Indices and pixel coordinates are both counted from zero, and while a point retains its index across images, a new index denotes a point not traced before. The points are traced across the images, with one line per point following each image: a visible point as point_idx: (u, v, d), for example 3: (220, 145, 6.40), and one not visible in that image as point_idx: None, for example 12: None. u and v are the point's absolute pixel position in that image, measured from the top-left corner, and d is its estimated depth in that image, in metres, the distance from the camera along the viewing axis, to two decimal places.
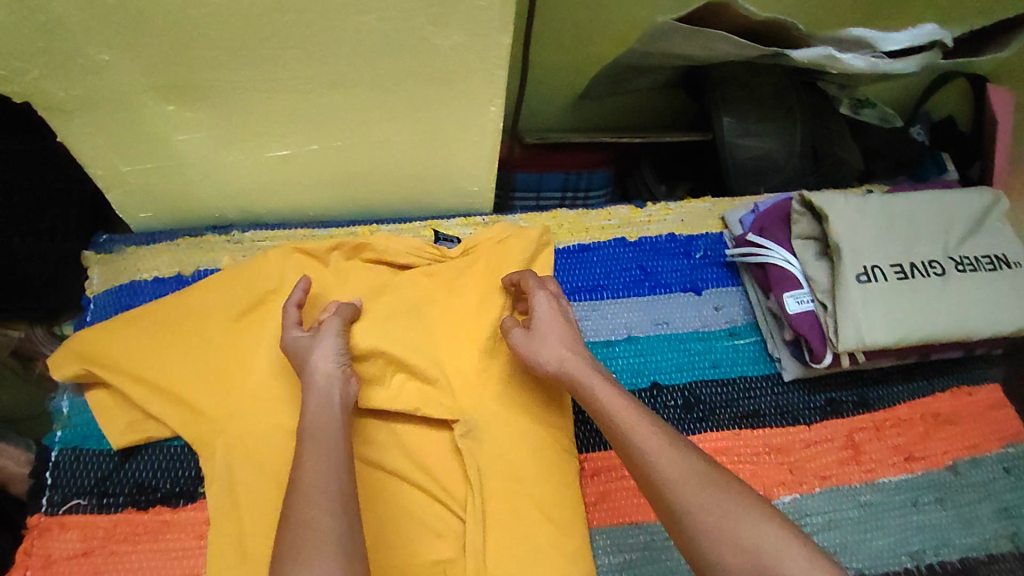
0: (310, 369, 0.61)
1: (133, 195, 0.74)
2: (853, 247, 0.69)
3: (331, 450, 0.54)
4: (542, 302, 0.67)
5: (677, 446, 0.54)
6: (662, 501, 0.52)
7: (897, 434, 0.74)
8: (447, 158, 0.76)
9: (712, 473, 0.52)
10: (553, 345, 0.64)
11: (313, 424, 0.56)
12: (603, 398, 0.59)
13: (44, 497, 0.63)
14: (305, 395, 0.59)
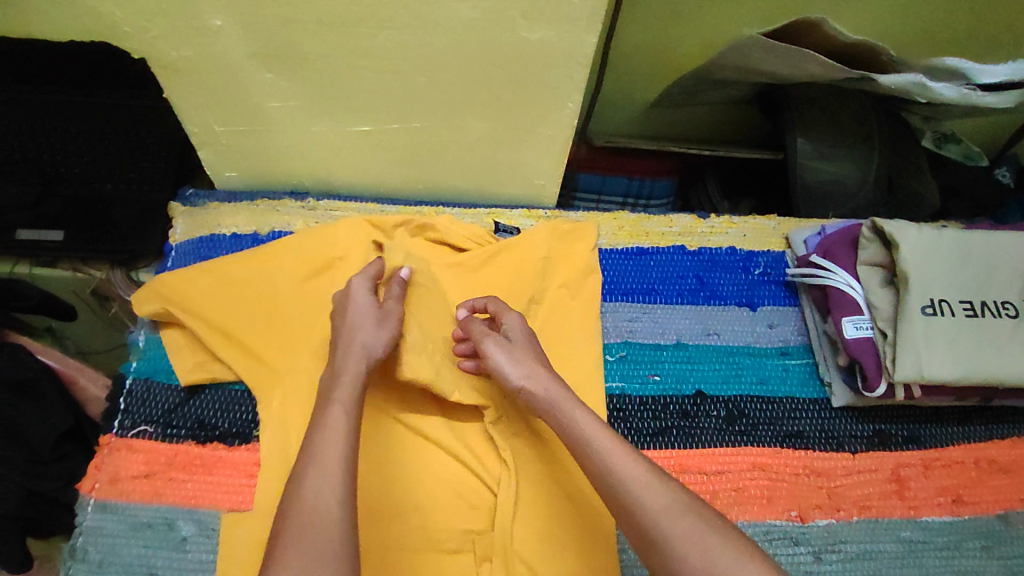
0: (351, 342, 0.61)
1: (222, 155, 0.78)
2: (920, 278, 0.68)
3: (348, 423, 0.54)
4: (511, 319, 0.67)
5: (659, 478, 0.52)
6: (642, 537, 0.50)
7: (946, 475, 0.72)
8: (518, 149, 0.78)
9: (695, 510, 0.49)
10: (521, 362, 0.63)
11: (340, 392, 0.57)
12: (581, 422, 0.57)
13: (117, 420, 0.67)
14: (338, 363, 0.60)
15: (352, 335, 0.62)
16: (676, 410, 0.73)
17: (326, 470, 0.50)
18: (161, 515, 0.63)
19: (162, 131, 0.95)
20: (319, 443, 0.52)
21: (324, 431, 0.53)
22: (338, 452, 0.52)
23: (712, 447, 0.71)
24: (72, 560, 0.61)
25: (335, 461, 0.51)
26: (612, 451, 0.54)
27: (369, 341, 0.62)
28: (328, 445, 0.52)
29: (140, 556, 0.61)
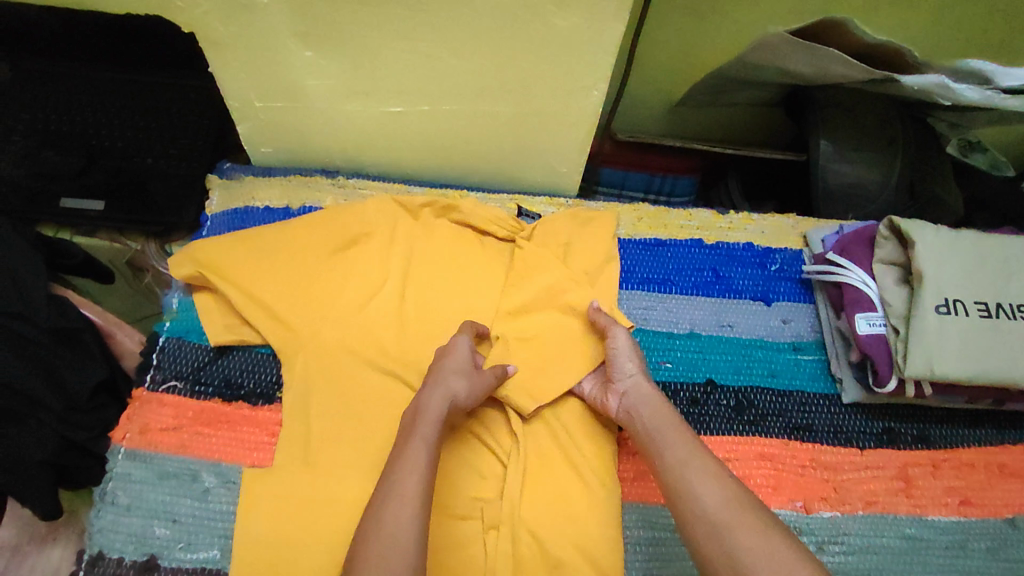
0: (445, 386, 0.63)
1: (259, 131, 0.82)
2: (936, 277, 0.68)
3: (428, 459, 0.57)
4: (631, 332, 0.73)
5: (722, 479, 0.56)
6: (699, 526, 0.54)
7: (955, 475, 0.72)
8: (543, 136, 0.80)
9: (752, 508, 0.53)
10: (630, 362, 0.68)
11: (423, 428, 0.59)
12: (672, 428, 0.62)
13: (148, 375, 0.71)
14: (426, 401, 0.62)
15: (443, 375, 0.64)
16: (686, 397, 0.74)
17: (407, 500, 0.53)
18: (187, 466, 0.66)
19: (205, 110, 1.06)
20: (401, 475, 0.55)
21: (405, 463, 0.56)
22: (416, 483, 0.55)
23: (720, 435, 0.73)
24: (101, 503, 0.64)
25: (415, 492, 0.54)
26: (684, 452, 0.59)
27: (458, 387, 0.64)
28: (409, 478, 0.55)
29: (165, 503, 0.64)
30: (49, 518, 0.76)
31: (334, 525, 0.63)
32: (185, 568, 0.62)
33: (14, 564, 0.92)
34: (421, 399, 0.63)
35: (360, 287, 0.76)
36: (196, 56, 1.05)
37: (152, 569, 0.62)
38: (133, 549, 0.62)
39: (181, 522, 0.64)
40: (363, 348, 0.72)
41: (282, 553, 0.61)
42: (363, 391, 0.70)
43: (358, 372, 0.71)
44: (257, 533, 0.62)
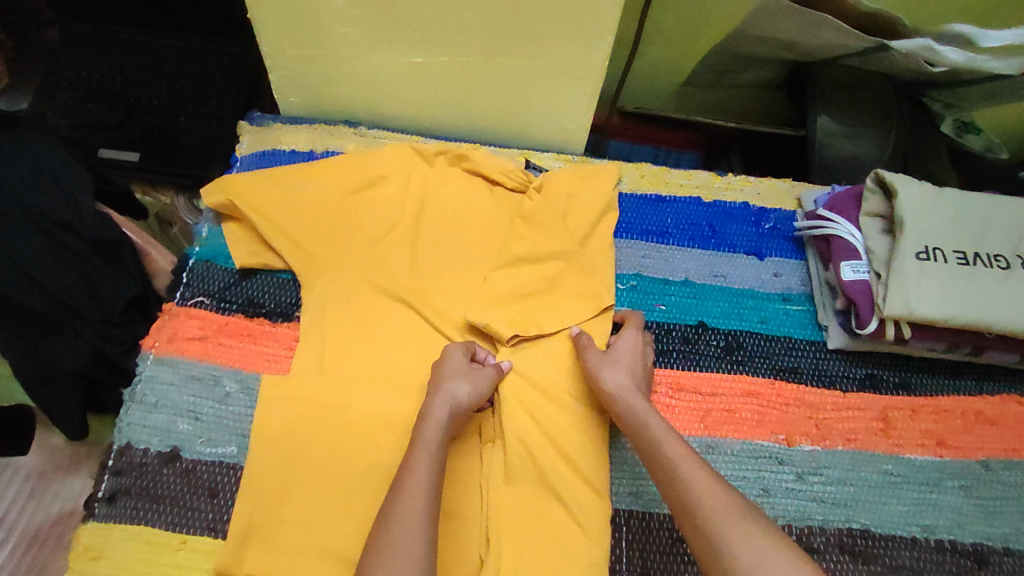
0: (445, 395, 0.66)
1: (290, 79, 0.88)
2: (917, 226, 0.72)
3: (432, 468, 0.59)
4: (630, 333, 0.75)
5: (721, 484, 0.57)
6: (694, 531, 0.54)
7: (933, 419, 0.76)
8: (552, 90, 0.86)
9: (746, 511, 0.54)
10: (612, 369, 0.70)
11: (427, 437, 0.62)
12: (656, 432, 0.63)
13: (178, 291, 0.76)
14: (429, 415, 0.64)
15: (441, 388, 0.66)
16: (678, 336, 0.79)
17: (412, 506, 0.56)
18: (209, 371, 0.71)
19: (248, 77, 1.19)
20: (406, 485, 0.58)
21: (413, 471, 0.59)
22: (421, 493, 0.57)
23: (708, 371, 0.77)
24: (131, 401, 0.70)
25: (420, 496, 0.57)
26: (679, 457, 0.60)
27: (456, 392, 0.66)
28: (416, 491, 0.57)
29: (188, 402, 0.70)
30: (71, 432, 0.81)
31: (342, 429, 0.68)
32: (204, 460, 0.67)
33: (36, 490, 1.00)
34: (426, 407, 0.65)
35: (375, 223, 0.81)
36: (240, 27, 1.18)
37: (175, 459, 0.67)
38: (158, 441, 0.68)
39: (202, 420, 0.69)
40: (377, 275, 0.77)
41: (293, 450, 0.66)
42: (375, 314, 0.75)
43: (370, 298, 0.76)
44: (270, 432, 0.67)
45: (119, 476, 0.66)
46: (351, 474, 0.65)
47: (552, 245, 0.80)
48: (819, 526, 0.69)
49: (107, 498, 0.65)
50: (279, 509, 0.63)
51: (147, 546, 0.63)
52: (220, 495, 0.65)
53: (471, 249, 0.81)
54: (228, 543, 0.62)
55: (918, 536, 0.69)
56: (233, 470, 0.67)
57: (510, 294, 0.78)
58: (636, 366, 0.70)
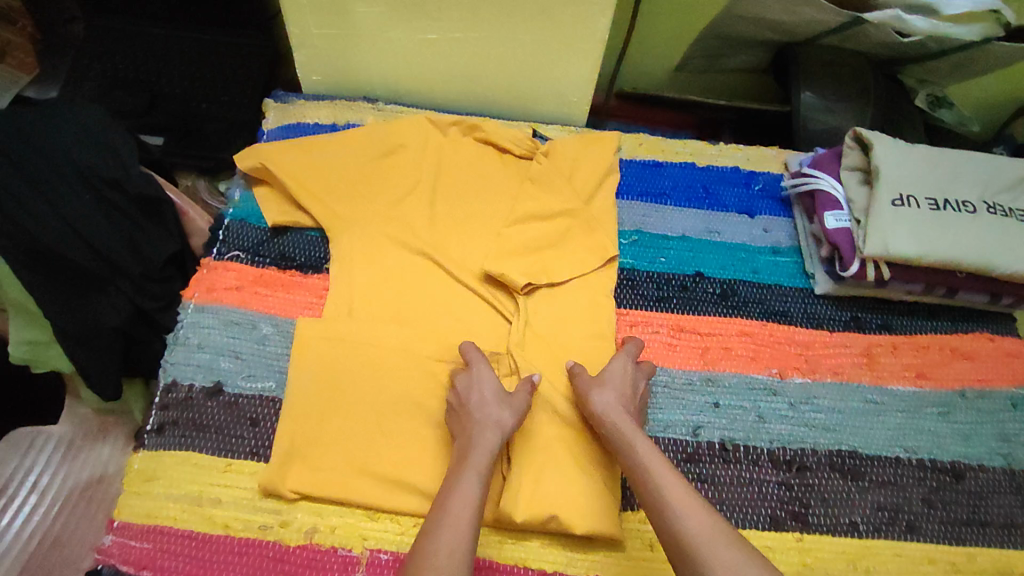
0: (490, 419, 0.67)
1: (313, 57, 0.95)
2: (892, 176, 0.80)
3: (478, 488, 0.61)
4: (622, 359, 0.74)
5: (708, 509, 0.58)
6: (681, 556, 0.55)
7: (913, 354, 0.82)
8: (556, 64, 0.93)
9: (734, 539, 0.55)
10: (604, 390, 0.71)
11: (475, 459, 0.64)
12: (643, 454, 0.64)
13: (215, 247, 0.82)
14: (476, 438, 0.65)
15: (485, 413, 0.68)
16: (677, 284, 0.85)
17: (459, 519, 0.57)
18: (247, 316, 0.78)
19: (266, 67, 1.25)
20: (451, 499, 0.59)
21: (460, 489, 0.60)
22: (467, 509, 0.59)
23: (705, 315, 0.83)
24: (175, 343, 0.75)
25: (466, 513, 0.58)
26: (667, 480, 0.61)
27: (502, 420, 0.68)
28: (461, 506, 0.59)
29: (229, 344, 0.76)
30: (111, 385, 0.86)
31: (373, 366, 0.74)
32: (245, 393, 0.73)
33: (67, 457, 0.99)
34: (471, 429, 0.67)
35: (395, 186, 0.88)
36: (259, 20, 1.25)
37: (218, 392, 0.73)
38: (202, 377, 0.74)
39: (242, 359, 0.75)
40: (399, 232, 0.83)
41: (328, 382, 0.72)
42: (398, 265, 0.81)
43: (392, 252, 0.82)
44: (307, 369, 0.73)
45: (166, 410, 0.72)
46: (380, 402, 0.72)
47: (558, 203, 0.87)
48: (812, 448, 0.75)
49: (156, 429, 0.71)
50: (318, 432, 0.69)
51: (197, 468, 0.69)
52: (261, 424, 0.71)
53: (484, 208, 0.88)
54: (272, 462, 0.68)
55: (902, 456, 0.75)
56: (273, 402, 0.73)
57: (523, 247, 0.84)
58: (626, 388, 0.71)
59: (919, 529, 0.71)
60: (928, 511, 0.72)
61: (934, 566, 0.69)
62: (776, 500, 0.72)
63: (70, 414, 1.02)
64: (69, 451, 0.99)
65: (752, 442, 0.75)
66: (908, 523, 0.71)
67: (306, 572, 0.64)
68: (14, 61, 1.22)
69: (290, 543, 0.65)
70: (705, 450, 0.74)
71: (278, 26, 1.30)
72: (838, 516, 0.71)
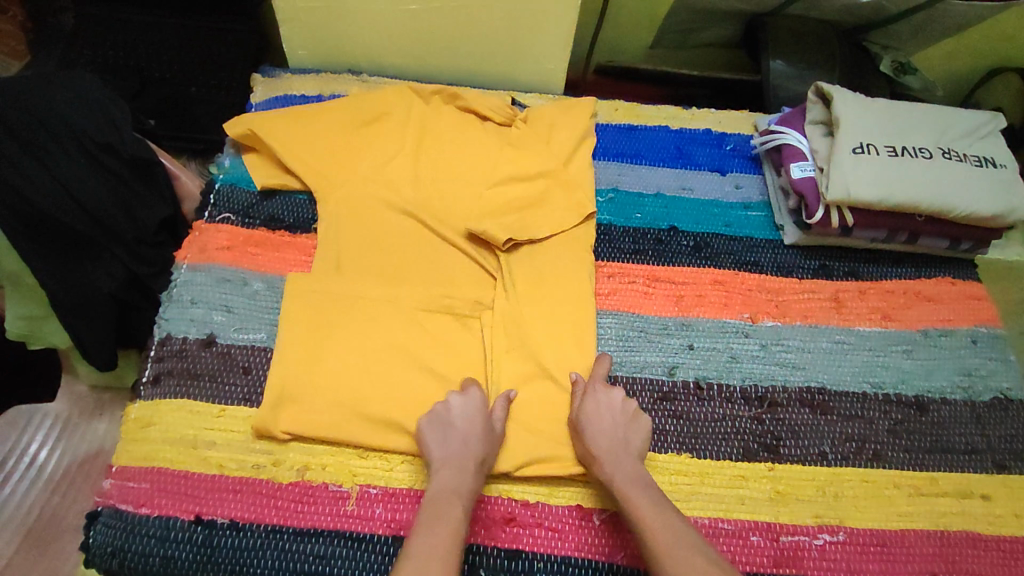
0: (461, 438, 0.67)
1: (299, 32, 0.98)
2: (852, 127, 0.84)
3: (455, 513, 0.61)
4: (603, 389, 0.73)
5: (698, 552, 0.59)
6: None
7: (879, 298, 0.86)
8: (533, 32, 0.97)
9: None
10: (590, 430, 0.70)
11: (455, 485, 0.64)
12: (631, 497, 0.64)
13: (206, 211, 0.85)
14: (447, 460, 0.66)
15: (472, 445, 0.67)
16: (652, 238, 0.89)
17: (437, 547, 0.58)
18: (238, 274, 0.80)
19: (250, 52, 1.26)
20: (429, 525, 0.60)
21: (439, 513, 0.61)
22: (446, 534, 0.59)
23: (680, 265, 0.86)
24: (169, 301, 0.78)
25: (442, 539, 0.58)
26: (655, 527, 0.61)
27: (477, 443, 0.67)
28: (442, 530, 0.59)
29: (221, 299, 0.78)
30: (105, 351, 0.89)
31: (360, 317, 0.77)
32: (237, 344, 0.76)
33: (64, 434, 1.01)
34: (442, 453, 0.67)
35: (378, 152, 0.90)
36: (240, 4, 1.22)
37: (211, 343, 0.76)
38: (196, 330, 0.76)
39: (235, 313, 0.78)
40: (386, 193, 0.86)
41: (318, 331, 0.75)
42: (383, 224, 0.84)
43: (376, 212, 0.85)
44: (297, 321, 0.76)
45: (161, 361, 0.75)
46: (370, 349, 0.75)
47: (535, 165, 0.90)
48: (782, 385, 0.79)
49: (152, 380, 0.74)
50: (307, 379, 0.72)
51: (191, 413, 0.71)
52: (253, 372, 0.74)
53: (466, 171, 0.90)
54: (263, 405, 0.70)
55: (869, 391, 0.79)
56: (264, 351, 0.75)
57: (503, 206, 0.87)
58: (609, 424, 0.70)
59: (884, 457, 0.75)
60: (894, 441, 0.76)
61: (899, 489, 0.73)
62: (748, 434, 0.75)
63: (67, 391, 1.04)
64: (66, 428, 1.02)
65: (725, 380, 0.78)
66: (874, 452, 0.75)
67: (299, 507, 0.67)
68: (7, 49, 1.26)
69: (283, 480, 0.68)
70: (680, 388, 0.78)
71: (264, 10, 1.29)
72: (808, 447, 0.74)
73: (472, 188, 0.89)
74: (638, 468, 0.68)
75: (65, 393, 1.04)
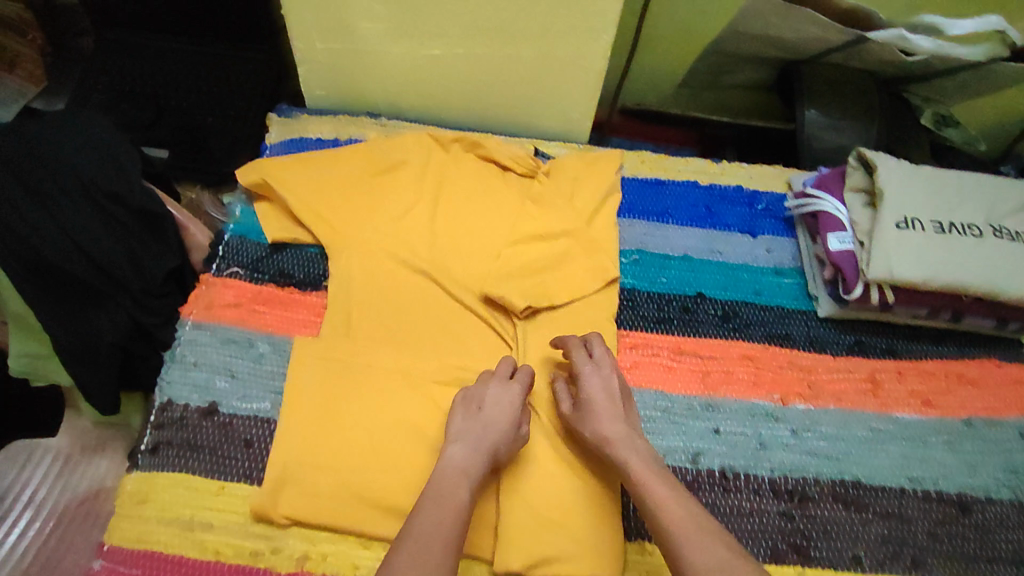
0: (484, 421, 0.66)
1: (317, 73, 0.95)
2: (896, 199, 0.79)
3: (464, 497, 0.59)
4: (600, 371, 0.70)
5: (719, 537, 0.56)
6: None
7: (918, 381, 0.81)
8: (560, 81, 0.93)
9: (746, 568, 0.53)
10: (593, 413, 0.67)
11: (468, 470, 0.62)
12: (643, 477, 0.62)
13: (214, 263, 0.82)
14: (465, 439, 0.65)
15: (490, 426, 0.66)
16: (678, 305, 0.84)
17: (435, 531, 0.55)
18: (245, 335, 0.77)
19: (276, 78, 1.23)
20: (429, 506, 0.58)
21: (440, 499, 0.58)
22: (447, 517, 0.57)
23: (706, 337, 0.82)
24: (171, 362, 0.75)
25: (442, 523, 0.56)
26: (669, 506, 0.58)
27: (498, 426, 0.66)
28: (441, 514, 0.57)
29: (224, 362, 0.75)
30: (107, 405, 0.85)
31: (369, 389, 0.73)
32: (240, 414, 0.72)
33: (65, 469, 0.98)
34: (461, 434, 0.66)
35: (393, 204, 0.87)
36: (265, 28, 1.21)
37: (213, 412, 0.72)
38: (197, 397, 0.73)
39: (239, 378, 0.74)
40: (400, 250, 0.82)
41: (324, 404, 0.72)
42: (396, 284, 0.81)
43: (389, 270, 0.81)
44: (303, 393, 0.72)
45: (161, 430, 0.71)
46: (378, 425, 0.71)
47: (556, 225, 0.86)
48: (814, 477, 0.74)
49: (150, 449, 0.70)
50: (310, 458, 0.69)
51: (188, 491, 0.68)
52: (255, 445, 0.71)
53: (484, 228, 0.86)
54: (264, 487, 0.67)
55: (907, 486, 0.74)
56: (267, 423, 0.72)
57: (522, 269, 0.83)
58: (610, 407, 0.68)
59: (924, 564, 0.70)
60: (933, 545, 0.71)
61: None
62: (777, 532, 0.70)
63: (69, 427, 1.01)
64: (67, 464, 0.98)
65: (753, 470, 0.74)
66: (913, 559, 0.70)
67: None
68: (23, 73, 1.22)
69: (282, 571, 0.65)
70: (705, 477, 0.73)
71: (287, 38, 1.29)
72: (841, 550, 0.70)
73: (490, 246, 0.85)
74: (647, 449, 0.66)
75: (67, 428, 1.01)
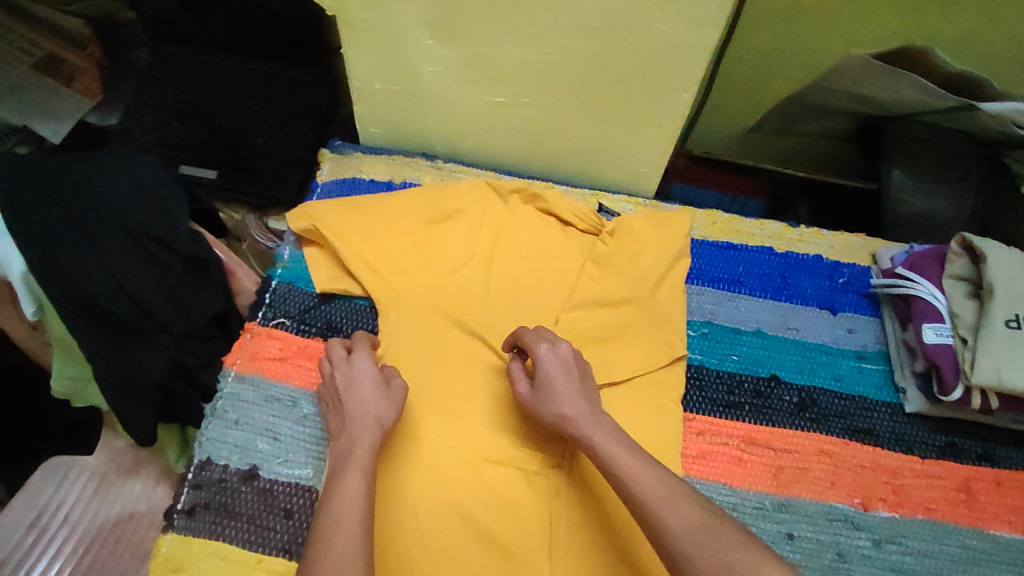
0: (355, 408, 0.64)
1: (373, 111, 0.91)
2: (1008, 294, 0.70)
3: (363, 482, 0.58)
4: (544, 351, 0.67)
5: (689, 500, 0.55)
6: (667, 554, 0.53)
7: (1019, 494, 0.73)
8: (630, 134, 0.87)
9: (717, 526, 0.53)
10: (550, 394, 0.65)
11: (359, 458, 0.60)
12: (605, 448, 0.60)
13: (260, 312, 0.78)
14: (349, 427, 0.63)
15: (356, 412, 0.64)
16: (751, 388, 0.77)
17: (340, 519, 0.54)
18: (288, 393, 0.73)
19: (331, 101, 1.19)
20: (339, 493, 0.56)
21: (345, 492, 0.56)
22: (353, 502, 0.56)
23: (780, 427, 0.75)
24: (212, 417, 0.72)
25: (351, 509, 0.55)
26: (633, 471, 0.57)
27: (375, 411, 0.64)
28: (347, 502, 0.55)
29: (267, 422, 0.71)
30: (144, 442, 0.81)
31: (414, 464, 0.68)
32: (280, 480, 0.69)
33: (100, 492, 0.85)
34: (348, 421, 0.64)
35: (447, 257, 0.82)
36: (323, 49, 1.18)
37: (253, 477, 0.69)
38: (237, 458, 0.69)
39: (281, 440, 0.71)
40: (452, 312, 0.78)
41: None
42: (447, 348, 0.76)
43: (441, 332, 0.76)
44: None
45: (198, 490, 0.68)
46: (422, 508, 0.66)
47: (620, 292, 0.80)
48: None
49: (186, 511, 0.67)
50: None
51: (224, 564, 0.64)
52: (296, 517, 0.67)
53: (542, 289, 0.81)
54: None
55: None
56: (308, 492, 0.68)
57: (582, 339, 0.77)
58: (569, 384, 0.65)
59: None
60: None
61: None
62: None
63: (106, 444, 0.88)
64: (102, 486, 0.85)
65: None
66: None
67: None
68: (80, 86, 1.17)
69: None
70: None
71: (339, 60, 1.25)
72: None
73: (547, 310, 0.80)
74: (608, 419, 0.63)
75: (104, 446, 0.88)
